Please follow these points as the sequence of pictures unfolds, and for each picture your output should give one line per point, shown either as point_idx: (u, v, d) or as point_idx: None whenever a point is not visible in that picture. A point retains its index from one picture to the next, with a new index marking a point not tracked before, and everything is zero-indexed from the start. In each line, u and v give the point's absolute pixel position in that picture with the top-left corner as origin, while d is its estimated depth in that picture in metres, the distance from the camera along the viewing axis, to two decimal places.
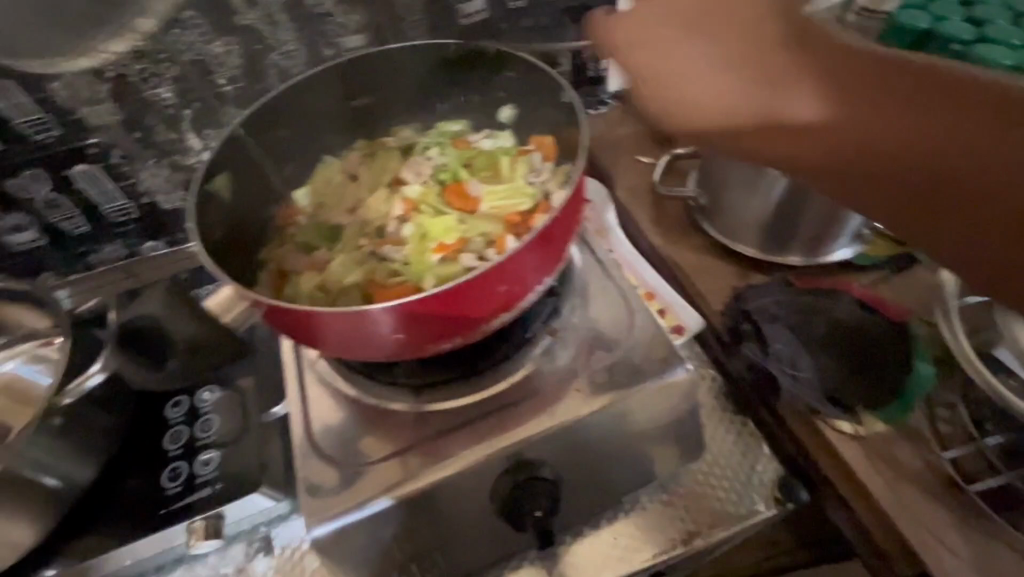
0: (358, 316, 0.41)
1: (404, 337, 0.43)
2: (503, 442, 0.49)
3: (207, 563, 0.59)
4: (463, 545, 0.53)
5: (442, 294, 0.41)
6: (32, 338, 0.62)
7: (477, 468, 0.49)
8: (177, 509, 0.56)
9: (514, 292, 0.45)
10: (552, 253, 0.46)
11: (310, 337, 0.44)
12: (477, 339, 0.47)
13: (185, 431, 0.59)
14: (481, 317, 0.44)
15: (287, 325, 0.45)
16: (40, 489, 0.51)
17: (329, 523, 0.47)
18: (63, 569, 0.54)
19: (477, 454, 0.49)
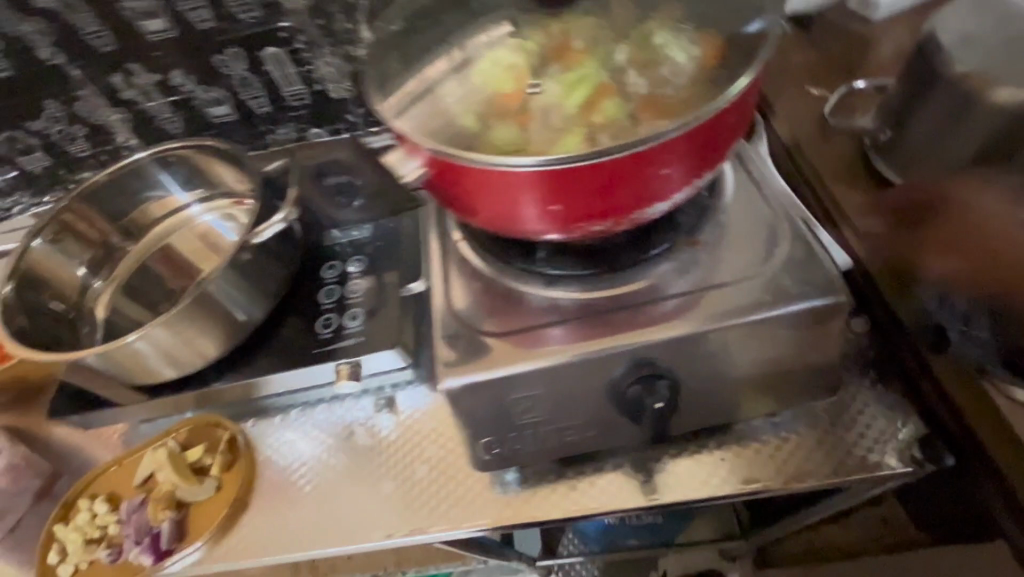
0: (522, 180, 0.43)
1: (558, 209, 0.45)
2: (634, 336, 0.49)
3: (343, 406, 0.69)
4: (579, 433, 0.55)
5: (611, 164, 0.42)
6: (228, 196, 0.73)
7: (604, 356, 0.50)
8: (328, 350, 0.65)
9: (670, 177, 0.45)
10: (713, 143, 0.46)
11: (468, 201, 0.47)
12: (624, 227, 0.48)
13: (337, 289, 0.68)
14: (638, 198, 0.46)
15: (440, 174, 0.46)
16: (228, 313, 0.64)
17: (461, 380, 0.50)
18: (238, 379, 0.67)
19: (606, 345, 0.50)
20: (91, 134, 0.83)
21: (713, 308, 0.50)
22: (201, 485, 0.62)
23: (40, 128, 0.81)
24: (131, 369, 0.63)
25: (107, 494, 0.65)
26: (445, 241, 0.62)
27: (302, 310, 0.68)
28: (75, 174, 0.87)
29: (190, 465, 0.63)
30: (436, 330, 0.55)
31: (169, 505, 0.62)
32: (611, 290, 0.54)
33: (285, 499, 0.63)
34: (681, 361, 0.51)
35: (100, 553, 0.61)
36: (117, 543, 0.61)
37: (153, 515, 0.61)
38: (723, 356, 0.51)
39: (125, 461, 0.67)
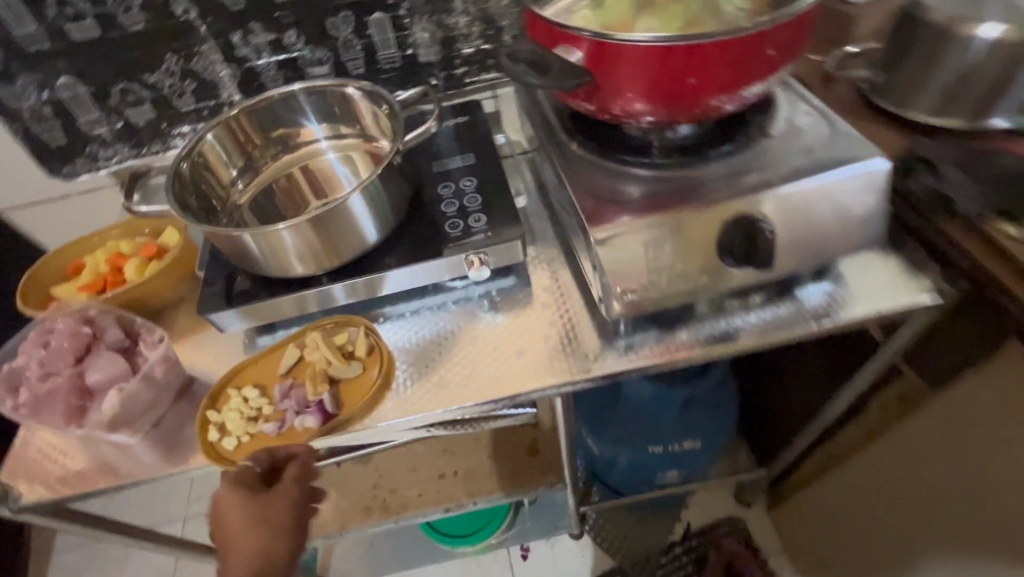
0: (673, 54, 0.56)
1: (695, 83, 0.58)
2: (735, 197, 0.64)
3: (456, 302, 0.81)
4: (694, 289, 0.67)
5: (742, 40, 0.55)
6: (354, 136, 0.84)
7: (710, 213, 0.65)
8: (458, 245, 0.75)
9: (778, 59, 0.59)
10: (806, 34, 0.60)
11: (619, 81, 0.59)
12: (737, 103, 0.61)
13: (457, 202, 0.81)
14: (755, 74, 0.59)
15: (599, 56, 0.58)
16: (374, 213, 0.74)
17: (604, 230, 0.65)
18: (373, 276, 0.76)
19: (712, 205, 0.65)
20: (198, 90, 0.92)
21: (790, 175, 0.65)
22: (351, 365, 0.71)
23: (154, 81, 0.89)
24: (278, 261, 0.73)
25: (252, 384, 0.72)
26: (558, 150, 0.75)
27: (424, 223, 0.80)
28: (175, 129, 0.95)
29: (338, 350, 0.72)
30: (577, 200, 0.70)
31: (324, 382, 0.70)
32: (709, 169, 0.69)
33: (424, 373, 0.73)
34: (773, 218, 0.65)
35: (263, 426, 0.68)
36: (278, 418, 0.69)
37: (312, 390, 0.69)
38: (805, 213, 0.65)
39: (264, 356, 0.74)
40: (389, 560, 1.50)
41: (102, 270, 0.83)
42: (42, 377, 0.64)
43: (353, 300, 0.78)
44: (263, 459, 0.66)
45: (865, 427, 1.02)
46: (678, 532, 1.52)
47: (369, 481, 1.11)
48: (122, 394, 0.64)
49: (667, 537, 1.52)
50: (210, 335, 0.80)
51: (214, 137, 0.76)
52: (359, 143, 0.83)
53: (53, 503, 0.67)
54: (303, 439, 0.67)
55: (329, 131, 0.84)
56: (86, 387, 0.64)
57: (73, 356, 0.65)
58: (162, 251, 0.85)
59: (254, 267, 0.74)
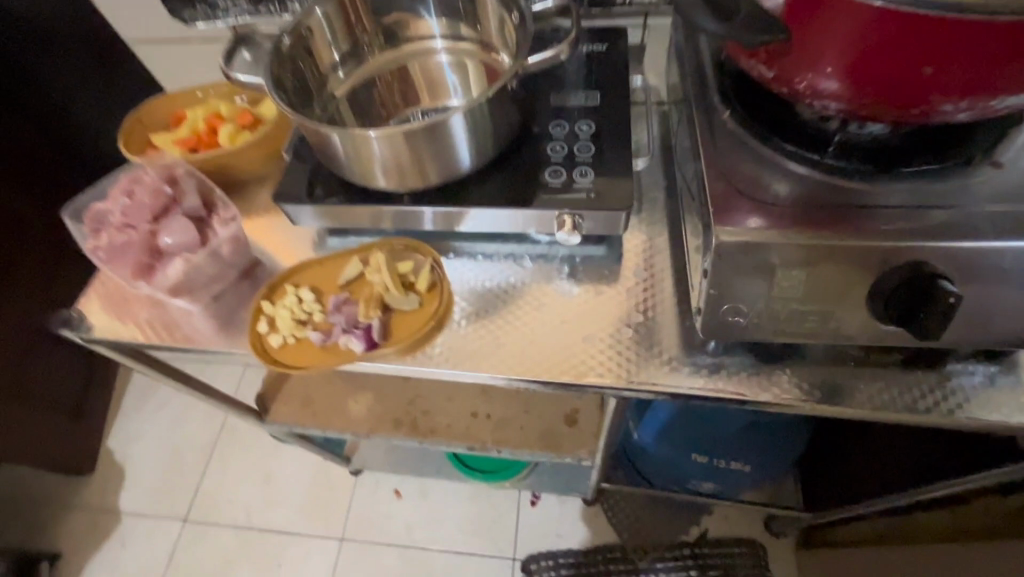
0: (917, 30, 0.40)
1: (929, 75, 0.42)
2: (924, 237, 0.49)
3: (531, 260, 0.72)
4: (822, 328, 0.55)
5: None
6: (474, 42, 0.75)
7: (886, 250, 0.49)
8: (556, 198, 0.65)
9: None
10: None
11: (820, 50, 0.45)
12: (974, 113, 0.45)
13: (565, 146, 0.69)
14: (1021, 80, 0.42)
15: (811, 6, 0.43)
16: (471, 137, 0.65)
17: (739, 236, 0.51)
18: (455, 207, 0.68)
19: (892, 241, 0.49)
20: None
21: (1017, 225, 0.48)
22: (409, 297, 0.67)
23: None
24: (360, 167, 0.67)
25: (308, 286, 0.70)
26: (706, 116, 0.61)
27: (522, 162, 0.69)
28: None
29: (402, 277, 0.68)
30: (710, 187, 0.56)
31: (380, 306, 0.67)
32: (898, 189, 0.52)
33: (481, 327, 0.68)
34: (963, 277, 0.50)
35: (310, 333, 0.66)
36: (326, 329, 0.67)
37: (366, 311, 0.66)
38: (1011, 279, 0.49)
39: (327, 262, 0.72)
40: (410, 462, 1.59)
41: (200, 129, 0.81)
42: (120, 226, 0.65)
43: (428, 227, 0.71)
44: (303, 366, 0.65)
45: (949, 523, 0.86)
46: (693, 533, 1.45)
47: (406, 396, 1.11)
48: (187, 264, 0.64)
49: (679, 535, 1.46)
50: (282, 223, 0.78)
51: (323, 13, 0.70)
52: (474, 50, 0.74)
53: (116, 346, 0.71)
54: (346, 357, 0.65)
55: (447, 29, 0.75)
56: (157, 247, 0.64)
57: (151, 212, 0.65)
58: (257, 122, 0.82)
59: (336, 165, 0.69)
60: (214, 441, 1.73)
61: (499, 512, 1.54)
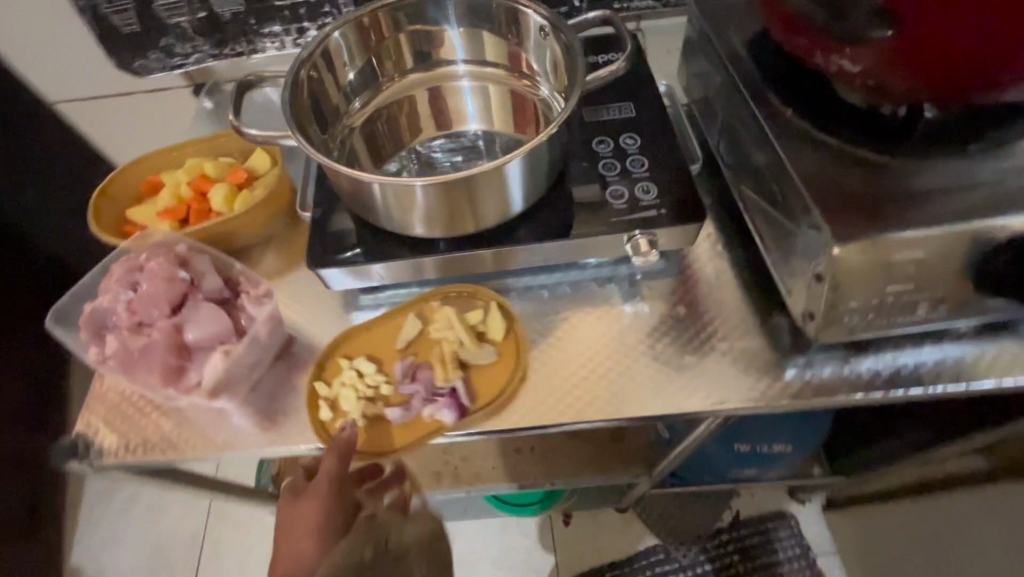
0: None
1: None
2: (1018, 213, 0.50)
3: (593, 286, 0.68)
4: (919, 309, 0.55)
5: None
6: (497, 66, 0.69)
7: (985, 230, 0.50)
8: (626, 221, 0.62)
9: None
10: None
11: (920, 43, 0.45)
12: None
13: (617, 164, 0.65)
14: None
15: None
16: (529, 170, 0.60)
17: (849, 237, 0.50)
18: (514, 245, 0.63)
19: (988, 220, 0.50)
20: None
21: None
22: (485, 349, 0.63)
23: None
24: (399, 215, 0.60)
25: (365, 356, 0.63)
26: (766, 116, 0.60)
27: (574, 186, 0.65)
28: (264, 28, 0.80)
29: (471, 329, 0.63)
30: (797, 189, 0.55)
31: (456, 366, 0.62)
32: (974, 168, 0.53)
33: (564, 370, 0.63)
34: None
35: (384, 410, 0.60)
36: (401, 402, 0.61)
37: (444, 375, 0.61)
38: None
39: (378, 324, 0.65)
40: None
41: (185, 194, 0.70)
42: (133, 327, 0.54)
43: (480, 270, 0.66)
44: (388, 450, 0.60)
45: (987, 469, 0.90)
46: (727, 518, 1.47)
47: (439, 444, 1.03)
48: (226, 359, 0.54)
49: (714, 522, 1.48)
50: (307, 288, 0.69)
51: (340, 35, 0.62)
52: (501, 75, 0.69)
53: (138, 467, 0.59)
54: (433, 429, 0.60)
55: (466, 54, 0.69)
56: (185, 345, 0.54)
57: (168, 304, 0.54)
58: (253, 178, 0.72)
59: (374, 216, 0.61)
60: None
61: (533, 539, 1.49)
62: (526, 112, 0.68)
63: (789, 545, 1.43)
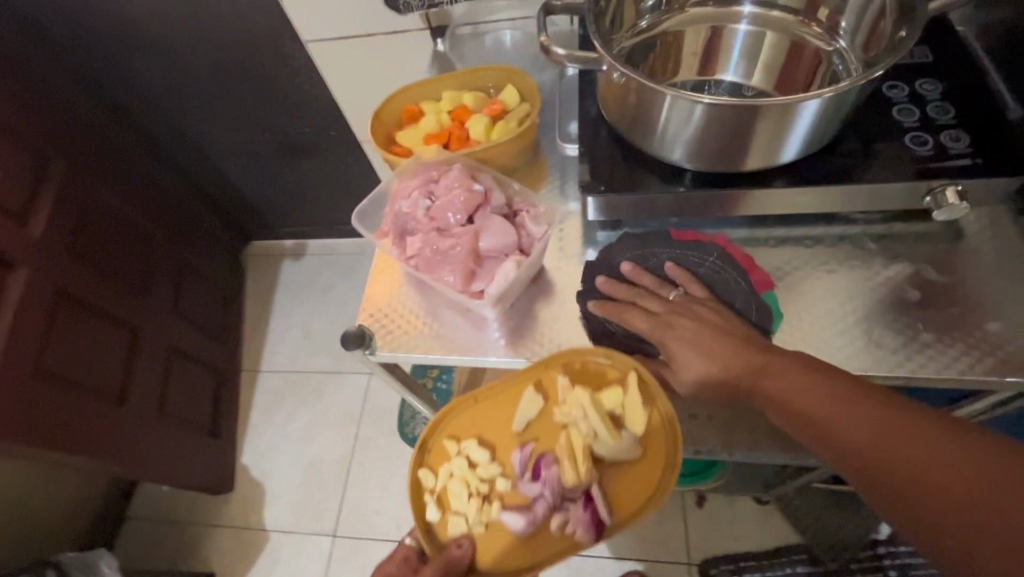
0: None
1: None
2: None
3: (857, 243, 0.64)
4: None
5: None
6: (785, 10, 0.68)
7: None
8: (937, 167, 0.57)
9: None
10: None
11: None
12: None
13: (915, 109, 0.61)
14: None
15: None
16: (841, 108, 0.56)
17: None
18: (787, 189, 0.60)
19: None
20: None
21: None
22: (623, 437, 0.60)
23: None
24: (674, 141, 0.60)
25: (475, 437, 0.65)
26: None
27: (860, 132, 0.61)
28: None
29: (605, 416, 0.61)
30: None
31: (588, 466, 0.60)
32: None
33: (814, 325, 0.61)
34: None
35: (501, 512, 0.62)
36: (521, 504, 0.62)
37: (572, 478, 0.59)
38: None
39: (496, 401, 0.66)
40: None
41: (446, 122, 0.75)
42: (435, 230, 0.59)
43: (724, 213, 0.65)
44: (506, 553, 0.61)
45: None
46: (886, 532, 1.34)
47: None
48: (516, 269, 0.57)
49: (869, 533, 1.36)
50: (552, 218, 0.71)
51: None
52: (790, 20, 0.67)
53: (407, 361, 0.65)
54: (560, 539, 0.61)
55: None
56: (480, 251, 0.57)
57: (467, 212, 0.58)
58: (506, 112, 0.75)
59: (649, 143, 0.62)
60: (352, 455, 1.53)
61: (664, 516, 1.46)
62: (805, 60, 0.66)
63: None
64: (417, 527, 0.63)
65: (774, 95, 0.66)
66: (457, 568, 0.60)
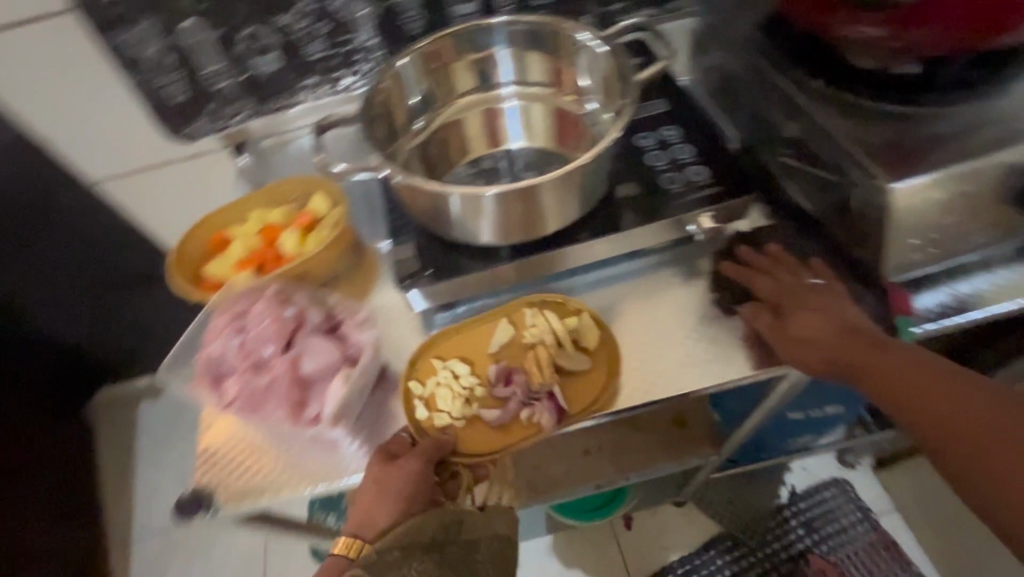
0: None
1: None
2: None
3: (652, 274, 0.72)
4: (972, 236, 0.60)
5: None
6: (540, 84, 0.74)
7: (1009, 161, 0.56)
8: (686, 201, 0.67)
9: None
10: None
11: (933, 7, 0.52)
12: None
13: (664, 154, 0.71)
14: None
15: None
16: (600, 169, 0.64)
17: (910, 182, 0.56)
18: (578, 245, 0.68)
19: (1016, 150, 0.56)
20: (333, 32, 0.81)
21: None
22: (580, 356, 0.65)
23: (286, 23, 0.78)
24: (471, 226, 0.64)
25: (456, 357, 0.65)
26: (796, 86, 0.66)
27: (625, 182, 0.70)
28: (302, 81, 0.85)
29: (565, 333, 0.65)
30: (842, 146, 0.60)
31: (552, 371, 0.63)
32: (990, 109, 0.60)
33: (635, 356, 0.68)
34: None
35: (480, 410, 0.62)
36: (495, 405, 0.63)
37: (537, 378, 0.63)
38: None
39: (469, 330, 0.67)
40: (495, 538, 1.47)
41: (257, 243, 0.73)
42: (251, 367, 0.56)
43: (536, 276, 0.70)
44: (482, 451, 0.61)
45: None
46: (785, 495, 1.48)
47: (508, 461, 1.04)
48: (345, 384, 0.56)
49: (772, 501, 1.48)
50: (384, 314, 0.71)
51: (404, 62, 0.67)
52: (547, 93, 0.74)
53: (262, 507, 0.60)
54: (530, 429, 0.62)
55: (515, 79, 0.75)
56: (304, 376, 0.55)
57: (282, 340, 0.57)
58: (318, 220, 0.75)
59: (448, 231, 0.65)
60: None
61: (600, 549, 1.48)
62: (569, 125, 0.74)
63: (849, 510, 1.45)
64: (407, 430, 0.62)
65: (553, 158, 0.74)
66: (443, 447, 0.60)
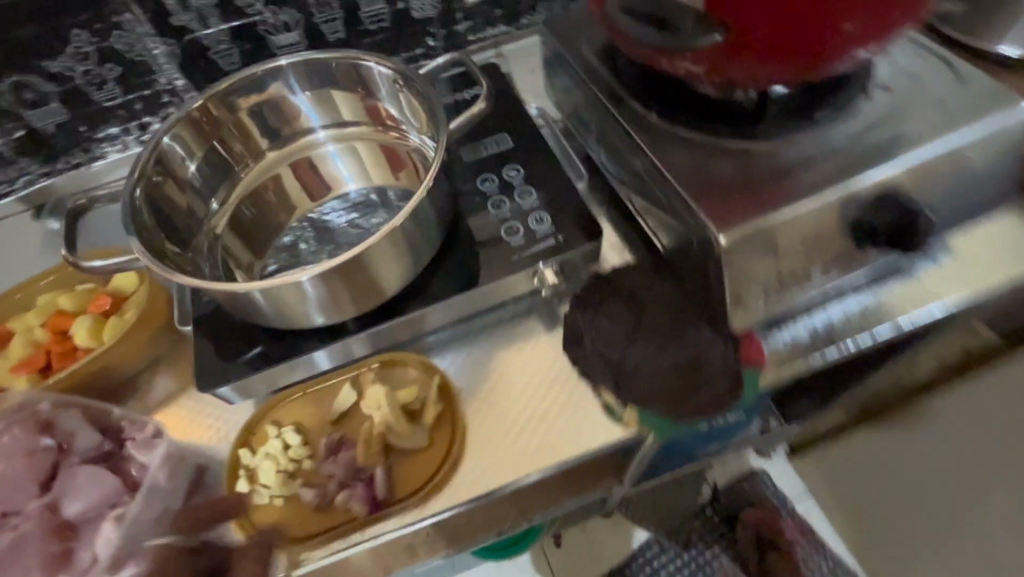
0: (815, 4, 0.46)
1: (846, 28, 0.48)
2: (865, 175, 0.53)
3: (511, 327, 0.65)
4: (815, 274, 0.57)
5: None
6: (357, 125, 0.69)
7: (838, 201, 0.53)
8: (528, 255, 0.61)
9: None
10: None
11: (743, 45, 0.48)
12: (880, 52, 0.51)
13: (506, 199, 0.65)
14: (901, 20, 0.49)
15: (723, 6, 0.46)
16: (421, 231, 0.57)
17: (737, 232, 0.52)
18: (414, 312, 0.60)
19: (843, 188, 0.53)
20: (125, 76, 0.69)
21: (929, 134, 0.54)
22: (417, 432, 0.59)
23: (59, 70, 0.66)
24: (275, 309, 0.55)
25: (293, 424, 0.59)
26: (630, 121, 0.61)
27: (465, 234, 0.63)
28: (99, 131, 0.73)
29: (401, 409, 0.59)
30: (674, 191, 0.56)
31: (381, 451, 0.58)
32: (826, 140, 0.56)
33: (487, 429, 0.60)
34: (909, 188, 0.54)
35: (301, 489, 0.56)
36: (318, 483, 0.57)
37: (364, 456, 0.57)
38: (942, 175, 0.55)
39: (309, 397, 0.61)
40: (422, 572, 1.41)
41: (41, 338, 0.62)
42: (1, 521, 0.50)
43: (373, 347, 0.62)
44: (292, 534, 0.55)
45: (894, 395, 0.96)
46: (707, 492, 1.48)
47: None
48: (116, 525, 0.50)
49: (697, 500, 1.49)
50: (202, 406, 0.62)
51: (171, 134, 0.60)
52: (362, 134, 0.69)
53: None
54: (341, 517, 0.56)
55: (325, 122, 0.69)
56: (65, 521, 0.50)
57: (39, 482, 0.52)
58: (120, 301, 0.65)
59: (253, 316, 0.56)
60: None
61: (531, 568, 1.45)
62: (398, 164, 0.67)
63: (768, 500, 1.48)
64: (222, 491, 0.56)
65: (386, 206, 0.65)
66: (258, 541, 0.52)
